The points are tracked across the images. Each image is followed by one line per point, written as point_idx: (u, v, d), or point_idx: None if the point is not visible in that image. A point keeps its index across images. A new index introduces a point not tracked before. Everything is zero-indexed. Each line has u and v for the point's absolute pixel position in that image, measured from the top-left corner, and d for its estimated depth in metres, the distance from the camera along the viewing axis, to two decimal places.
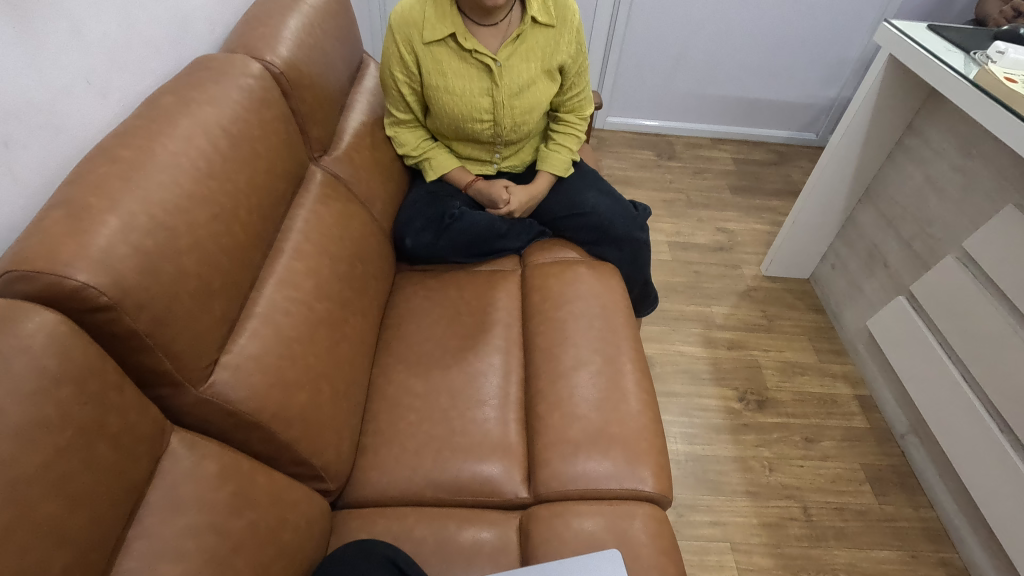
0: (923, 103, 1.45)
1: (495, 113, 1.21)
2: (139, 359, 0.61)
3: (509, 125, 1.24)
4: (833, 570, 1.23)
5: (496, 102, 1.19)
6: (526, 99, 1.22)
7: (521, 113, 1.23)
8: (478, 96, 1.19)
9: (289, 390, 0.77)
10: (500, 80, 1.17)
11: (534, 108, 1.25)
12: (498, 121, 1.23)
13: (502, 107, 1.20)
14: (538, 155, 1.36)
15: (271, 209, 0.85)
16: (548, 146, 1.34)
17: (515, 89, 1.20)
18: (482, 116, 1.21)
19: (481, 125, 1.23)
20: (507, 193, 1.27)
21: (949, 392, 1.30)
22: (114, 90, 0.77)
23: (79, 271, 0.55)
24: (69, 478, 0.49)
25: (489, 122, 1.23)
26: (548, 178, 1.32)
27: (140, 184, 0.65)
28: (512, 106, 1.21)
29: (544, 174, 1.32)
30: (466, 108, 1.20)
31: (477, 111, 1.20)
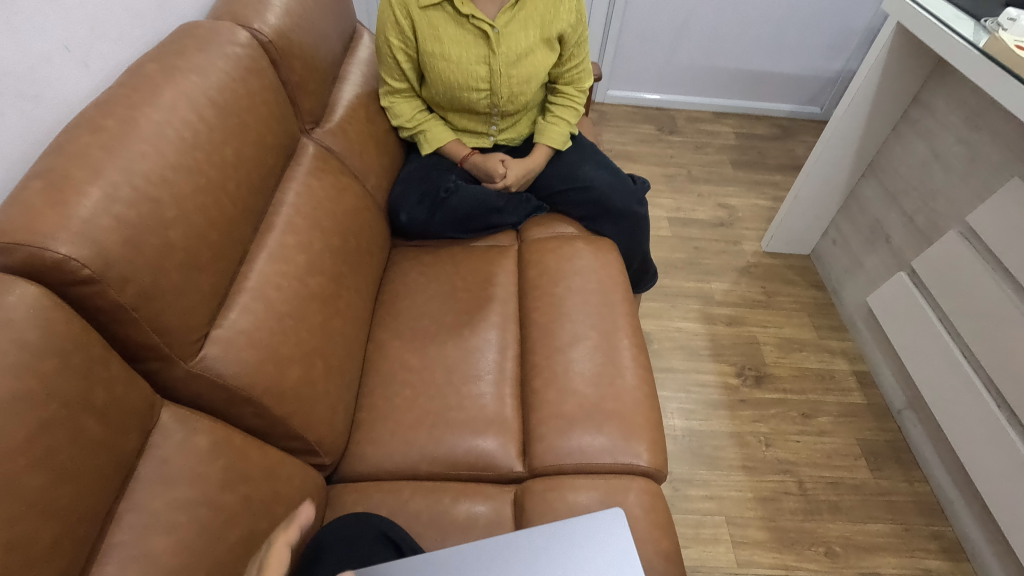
0: (931, 72, 1.42)
1: (492, 82, 1.18)
2: (126, 333, 0.60)
3: (506, 95, 1.21)
4: (826, 542, 1.24)
5: (493, 70, 1.16)
6: (525, 68, 1.19)
7: (518, 83, 1.20)
8: (475, 64, 1.16)
9: (281, 366, 0.76)
10: (498, 47, 1.14)
11: (532, 77, 1.22)
12: (495, 90, 1.20)
13: (499, 75, 1.17)
14: (536, 127, 1.33)
15: (261, 182, 0.83)
16: (546, 119, 1.31)
17: (512, 57, 1.17)
18: (479, 84, 1.18)
19: (477, 94, 1.20)
20: (505, 166, 1.25)
21: (948, 368, 1.30)
22: (96, 58, 0.75)
23: (61, 243, 0.54)
24: (55, 452, 0.48)
25: (486, 91, 1.20)
26: (546, 151, 1.30)
27: (122, 154, 0.63)
28: (510, 75, 1.18)
29: (541, 147, 1.29)
30: (462, 76, 1.17)
31: (474, 80, 1.17)
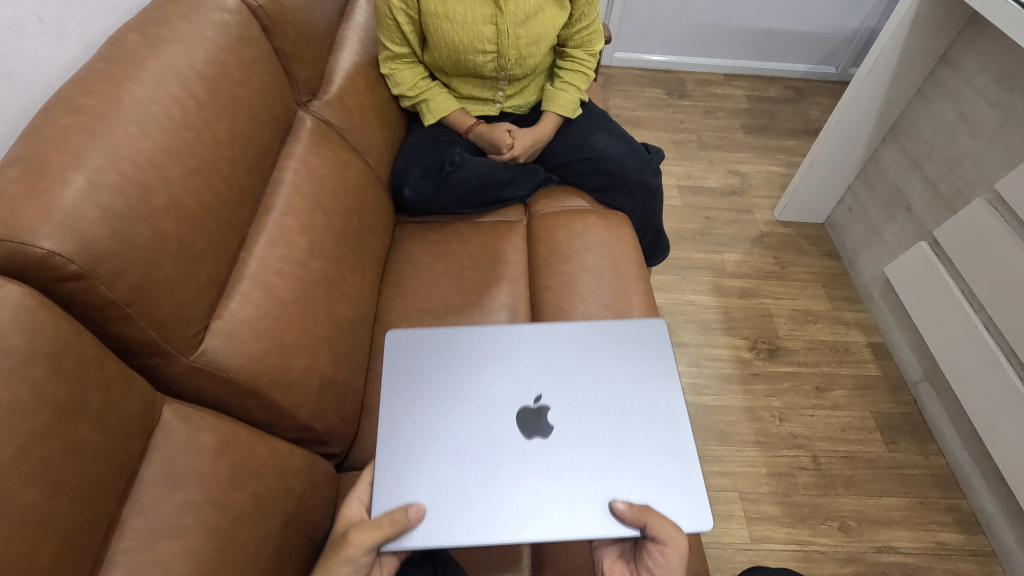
0: (962, 29, 1.33)
1: (500, 44, 1.11)
2: (120, 330, 0.57)
3: (514, 58, 1.15)
4: (840, 517, 1.24)
5: (500, 30, 1.10)
6: (533, 28, 1.12)
7: (526, 44, 1.13)
8: (481, 24, 1.09)
9: (286, 356, 0.73)
10: (506, 5, 1.07)
11: (541, 38, 1.15)
12: (503, 53, 1.13)
13: (506, 36, 1.10)
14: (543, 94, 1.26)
15: (257, 161, 0.78)
16: (555, 84, 1.24)
17: (520, 16, 1.10)
18: (485, 46, 1.11)
19: (483, 57, 1.13)
20: (513, 139, 1.19)
21: (969, 340, 1.27)
22: (72, 29, 0.69)
23: (44, 237, 0.50)
24: (51, 462, 0.46)
25: (492, 53, 1.13)
26: (555, 119, 1.23)
27: (105, 136, 0.58)
28: (518, 35, 1.12)
29: (550, 115, 1.23)
30: (468, 37, 1.10)
31: (480, 41, 1.11)
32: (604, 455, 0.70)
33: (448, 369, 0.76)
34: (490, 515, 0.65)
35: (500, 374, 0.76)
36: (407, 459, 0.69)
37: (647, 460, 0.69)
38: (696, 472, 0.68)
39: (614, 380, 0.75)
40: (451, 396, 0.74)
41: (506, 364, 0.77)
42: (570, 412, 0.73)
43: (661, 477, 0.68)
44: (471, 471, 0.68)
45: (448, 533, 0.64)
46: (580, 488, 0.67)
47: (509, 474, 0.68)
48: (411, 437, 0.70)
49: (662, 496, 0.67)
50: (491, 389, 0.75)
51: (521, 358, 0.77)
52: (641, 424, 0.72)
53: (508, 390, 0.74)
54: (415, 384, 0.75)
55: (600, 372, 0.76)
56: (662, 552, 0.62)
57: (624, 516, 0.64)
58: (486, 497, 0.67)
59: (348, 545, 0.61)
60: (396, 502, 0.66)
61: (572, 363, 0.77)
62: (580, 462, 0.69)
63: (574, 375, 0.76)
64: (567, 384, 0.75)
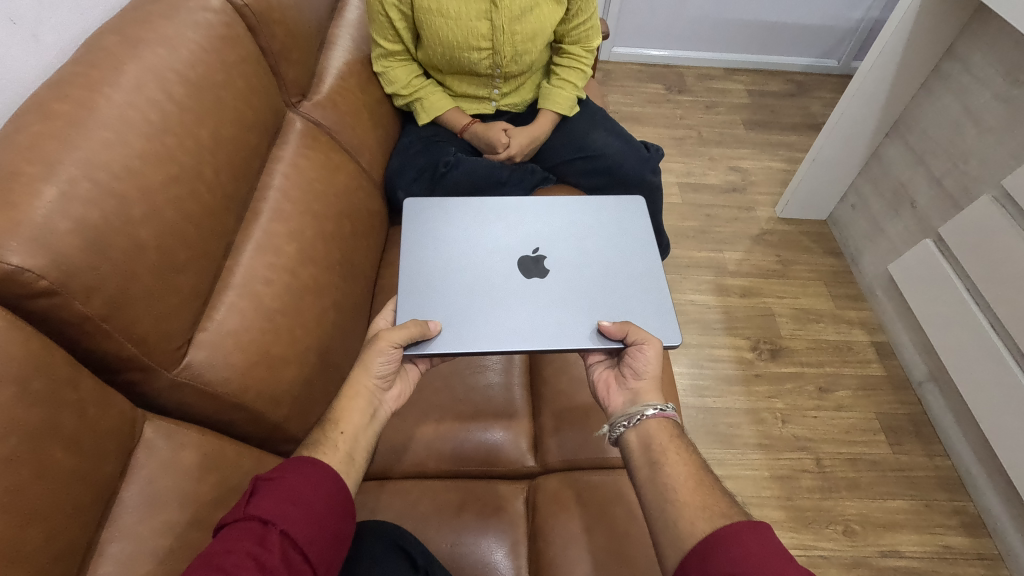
0: (968, 20, 1.30)
1: (495, 40, 1.09)
2: (97, 346, 0.54)
3: (509, 55, 1.12)
4: (844, 521, 1.22)
5: (496, 26, 1.07)
6: (529, 24, 1.09)
7: (522, 40, 1.11)
8: (475, 20, 1.06)
9: (274, 367, 0.70)
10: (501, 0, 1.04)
11: (536, 35, 1.12)
12: (498, 49, 1.10)
13: (501, 32, 1.07)
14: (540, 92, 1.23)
15: (243, 165, 0.76)
16: (551, 82, 1.21)
17: (516, 11, 1.07)
18: (480, 43, 1.09)
19: (478, 54, 1.11)
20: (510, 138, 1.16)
21: (975, 340, 1.24)
22: (46, 30, 0.66)
23: (12, 252, 0.48)
24: (20, 491, 0.43)
25: (487, 50, 1.10)
26: (552, 118, 1.20)
27: (79, 144, 0.56)
28: (513, 31, 1.09)
29: (547, 113, 1.19)
30: (462, 34, 1.07)
31: (475, 38, 1.08)
32: (590, 292, 0.83)
33: (457, 232, 0.90)
34: (495, 330, 0.78)
35: (503, 233, 0.90)
36: (423, 292, 0.82)
37: (630, 298, 0.83)
38: (668, 305, 0.83)
39: (602, 240, 0.90)
40: (465, 243, 0.88)
41: (508, 226, 0.91)
42: (563, 261, 0.87)
43: (643, 310, 0.82)
44: (478, 301, 0.81)
45: (460, 340, 0.77)
46: (569, 311, 0.81)
47: (510, 303, 0.81)
48: (430, 270, 0.84)
49: (642, 321, 0.81)
50: (495, 244, 0.88)
51: (522, 223, 0.91)
52: (622, 270, 0.86)
53: (509, 245, 0.88)
54: (434, 231, 0.89)
55: (587, 237, 0.90)
56: (642, 350, 0.75)
57: (608, 330, 0.77)
58: (492, 319, 0.80)
59: (381, 338, 0.73)
60: (418, 316, 0.79)
61: (564, 229, 0.91)
62: (569, 299, 0.82)
63: (566, 236, 0.90)
64: (560, 242, 0.89)
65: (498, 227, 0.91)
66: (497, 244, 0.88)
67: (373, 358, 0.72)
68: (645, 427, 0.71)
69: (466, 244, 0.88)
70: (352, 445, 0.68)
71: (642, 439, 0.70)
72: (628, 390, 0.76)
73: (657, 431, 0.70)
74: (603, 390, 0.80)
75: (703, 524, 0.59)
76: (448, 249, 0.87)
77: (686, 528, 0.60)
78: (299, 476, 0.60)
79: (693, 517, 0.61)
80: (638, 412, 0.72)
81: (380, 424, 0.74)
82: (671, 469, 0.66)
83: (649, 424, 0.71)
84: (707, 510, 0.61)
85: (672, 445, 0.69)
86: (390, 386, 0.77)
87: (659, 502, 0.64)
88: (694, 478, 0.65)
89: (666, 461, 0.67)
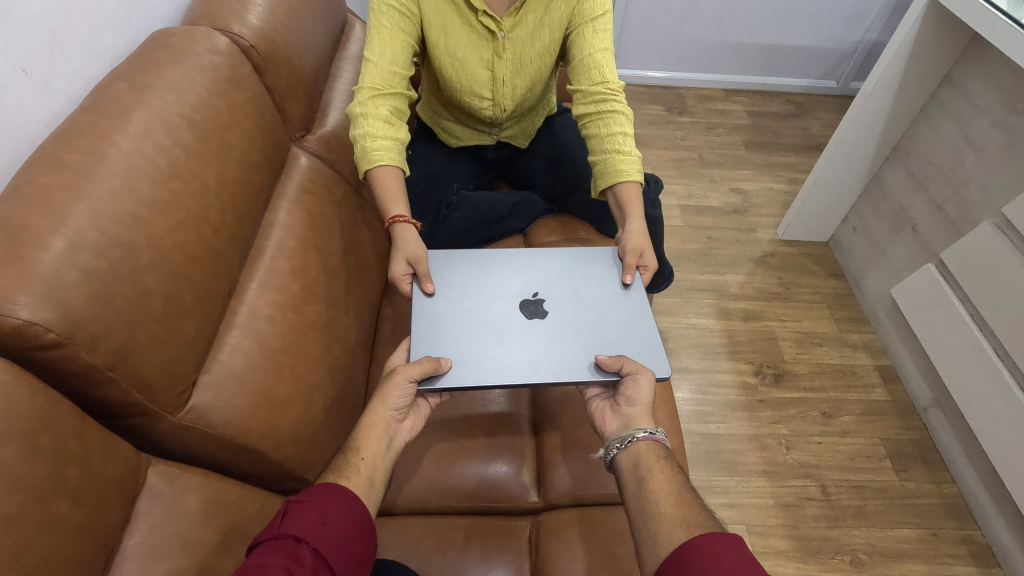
0: (964, 50, 1.32)
1: (495, 90, 1.09)
2: (103, 394, 0.55)
3: (509, 106, 1.12)
4: (852, 551, 1.20)
5: (496, 76, 1.07)
6: (531, 78, 1.09)
7: (524, 92, 1.11)
8: (478, 67, 1.07)
9: (278, 407, 0.71)
10: (504, 52, 1.05)
11: (538, 87, 1.12)
12: (498, 100, 1.11)
13: (502, 83, 1.08)
14: (598, 164, 1.03)
15: (248, 204, 0.77)
16: (606, 145, 1.02)
17: (518, 64, 1.07)
18: (481, 91, 1.09)
19: (479, 101, 1.11)
20: (639, 256, 0.94)
21: (978, 366, 1.24)
22: (58, 78, 0.68)
23: (21, 305, 0.48)
24: (24, 548, 0.43)
25: (488, 99, 1.11)
26: (636, 189, 1.00)
27: (87, 193, 0.57)
28: (514, 84, 1.09)
29: (630, 185, 0.99)
30: (465, 81, 1.08)
31: (476, 86, 1.08)
32: (586, 331, 0.84)
33: (459, 279, 0.90)
34: (499, 368, 0.79)
35: (504, 277, 0.91)
36: (428, 334, 0.82)
37: (626, 331, 0.84)
38: (657, 338, 0.84)
39: (597, 285, 0.90)
40: (467, 287, 0.89)
41: (509, 270, 0.92)
42: (563, 304, 0.87)
43: (636, 341, 0.83)
44: (485, 341, 0.82)
45: (465, 377, 0.78)
46: (571, 348, 0.82)
47: (513, 337, 0.83)
48: (435, 315, 0.85)
49: (633, 353, 0.82)
50: (496, 289, 0.89)
51: (522, 267, 0.92)
52: (617, 309, 0.87)
53: (510, 289, 0.89)
54: (441, 274, 0.90)
55: (584, 280, 0.91)
56: (635, 380, 0.76)
57: (603, 363, 0.78)
58: (494, 354, 0.80)
59: (397, 373, 0.73)
60: (430, 354, 0.80)
61: (562, 273, 0.92)
62: (569, 340, 0.83)
63: (565, 281, 0.91)
64: (559, 285, 0.90)
65: (499, 274, 0.91)
66: (497, 293, 0.88)
67: (387, 392, 0.73)
68: (634, 449, 0.70)
69: (470, 290, 0.88)
70: (373, 469, 0.68)
71: (631, 459, 0.70)
72: (621, 415, 0.76)
73: (646, 452, 0.70)
74: (598, 419, 0.80)
75: (680, 532, 0.59)
76: (453, 296, 0.88)
77: (664, 537, 0.60)
78: (321, 495, 0.60)
79: (670, 528, 0.60)
80: (629, 435, 0.72)
81: (397, 453, 0.74)
82: (654, 485, 0.66)
83: (639, 447, 0.70)
84: (683, 520, 0.61)
85: (659, 464, 0.68)
86: (404, 417, 0.76)
87: (642, 515, 0.64)
88: (674, 494, 0.65)
89: (650, 478, 0.67)
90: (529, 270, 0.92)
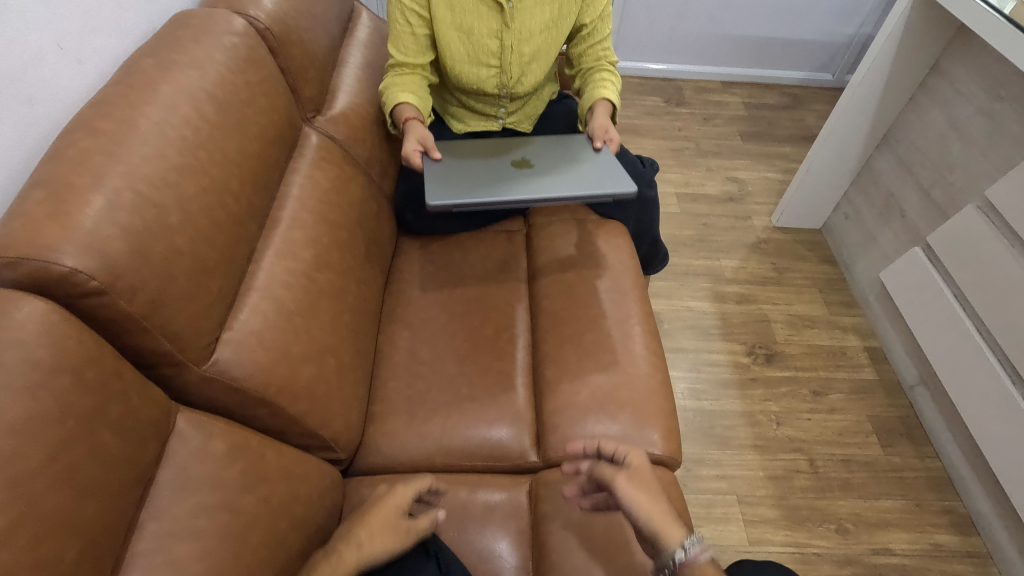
0: (950, 40, 1.37)
1: (503, 59, 1.13)
2: (138, 341, 0.60)
3: (518, 75, 1.16)
4: (837, 520, 1.25)
5: (505, 45, 1.12)
6: (537, 48, 1.15)
7: (531, 62, 1.16)
8: (487, 37, 1.11)
9: (294, 365, 0.76)
10: (512, 22, 1.10)
11: (544, 58, 1.18)
12: (505, 68, 1.15)
13: (510, 51, 1.13)
14: (586, 100, 1.21)
15: (265, 176, 0.81)
16: (593, 87, 1.21)
17: (526, 35, 1.12)
18: (489, 60, 1.13)
19: (486, 71, 1.15)
20: (605, 132, 1.15)
21: (961, 343, 1.29)
22: (89, 55, 0.73)
23: (67, 255, 0.53)
24: (75, 469, 0.48)
25: (495, 69, 1.15)
26: (606, 109, 1.19)
27: (121, 158, 0.61)
28: (522, 53, 1.14)
29: (602, 106, 1.19)
30: (474, 50, 1.12)
31: (485, 55, 1.13)
32: (568, 173, 1.00)
33: (462, 155, 1.06)
34: (500, 194, 0.94)
35: (498, 151, 1.07)
36: (438, 179, 0.98)
37: (601, 172, 1.01)
38: (623, 172, 1.00)
39: (574, 154, 1.07)
40: (469, 158, 1.05)
41: (502, 146, 1.09)
42: (547, 161, 1.04)
43: (609, 175, 1.00)
44: (486, 181, 0.98)
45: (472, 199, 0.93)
46: (557, 182, 0.98)
47: (511, 177, 0.99)
48: (444, 172, 1.00)
49: (607, 181, 0.98)
50: (492, 158, 1.05)
51: (515, 145, 1.09)
52: (592, 164, 1.03)
53: (504, 156, 1.06)
54: (447, 153, 1.07)
55: (563, 150, 1.08)
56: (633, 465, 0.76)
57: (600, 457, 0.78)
58: (495, 185, 0.96)
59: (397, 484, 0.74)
60: (442, 187, 0.96)
61: (545, 147, 1.08)
62: (555, 178, 0.98)
63: (548, 151, 1.07)
64: (544, 153, 1.07)
65: (495, 150, 1.08)
66: (494, 159, 1.05)
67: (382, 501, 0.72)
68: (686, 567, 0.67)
69: (472, 160, 1.05)
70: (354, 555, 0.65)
71: None
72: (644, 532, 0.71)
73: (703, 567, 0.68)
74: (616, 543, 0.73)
75: None
76: (458, 162, 1.04)
77: None
78: None
79: None
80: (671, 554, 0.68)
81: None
82: None
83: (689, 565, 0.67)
84: None
85: None
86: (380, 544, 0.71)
87: None
88: None
89: None
90: (519, 146, 1.09)
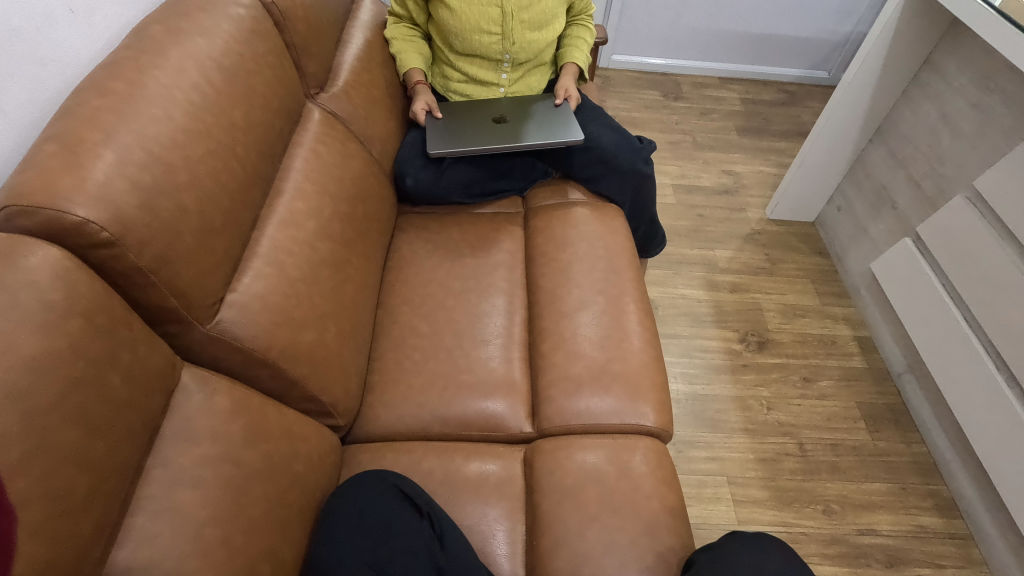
0: (944, 34, 1.39)
1: (504, 25, 1.21)
2: (146, 296, 0.61)
3: (518, 41, 1.23)
4: (825, 501, 1.28)
5: (506, 12, 1.19)
6: (535, 14, 1.23)
7: (529, 28, 1.24)
8: (488, 4, 1.18)
9: (296, 329, 0.77)
10: None
11: (542, 26, 1.26)
12: (507, 34, 1.22)
13: (511, 17, 1.20)
14: (561, 56, 1.34)
15: (269, 146, 0.83)
16: (568, 43, 1.34)
17: (524, 2, 1.20)
18: (491, 26, 1.20)
19: (488, 38, 1.22)
20: (566, 92, 1.26)
21: (948, 331, 1.31)
22: (99, 20, 0.74)
23: (78, 206, 0.55)
24: (85, 409, 0.50)
25: (496, 35, 1.22)
26: (574, 71, 1.32)
27: (132, 118, 0.63)
28: (521, 20, 1.22)
29: (571, 66, 1.32)
30: (476, 18, 1.19)
31: (486, 22, 1.20)
32: (538, 124, 1.17)
33: (455, 110, 1.23)
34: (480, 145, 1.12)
35: (483, 106, 1.23)
36: (433, 133, 1.16)
37: (564, 122, 1.18)
38: (574, 123, 1.18)
39: (545, 106, 1.23)
40: (459, 113, 1.22)
41: (486, 101, 1.25)
42: (521, 114, 1.20)
43: (568, 126, 1.17)
44: (470, 134, 1.15)
45: (458, 150, 1.11)
46: (527, 133, 1.15)
47: (490, 129, 1.16)
48: (439, 127, 1.18)
49: (566, 131, 1.15)
50: (478, 112, 1.22)
51: (498, 99, 1.26)
52: (558, 115, 1.20)
53: (487, 110, 1.22)
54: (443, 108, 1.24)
55: (536, 102, 1.24)
56: None
57: None
58: (478, 136, 1.15)
59: None
60: (434, 140, 1.14)
61: (521, 100, 1.25)
62: (525, 130, 1.16)
63: (523, 104, 1.24)
64: (520, 106, 1.23)
65: (480, 105, 1.24)
66: (479, 113, 1.22)
67: None
68: None
69: (461, 115, 1.21)
70: None
71: None
72: None
73: None
74: None
75: None
76: (450, 117, 1.21)
77: None
78: None
79: None
80: None
81: None
82: None
83: None
84: None
85: None
86: None
87: None
88: None
89: None
90: (499, 101, 1.25)
